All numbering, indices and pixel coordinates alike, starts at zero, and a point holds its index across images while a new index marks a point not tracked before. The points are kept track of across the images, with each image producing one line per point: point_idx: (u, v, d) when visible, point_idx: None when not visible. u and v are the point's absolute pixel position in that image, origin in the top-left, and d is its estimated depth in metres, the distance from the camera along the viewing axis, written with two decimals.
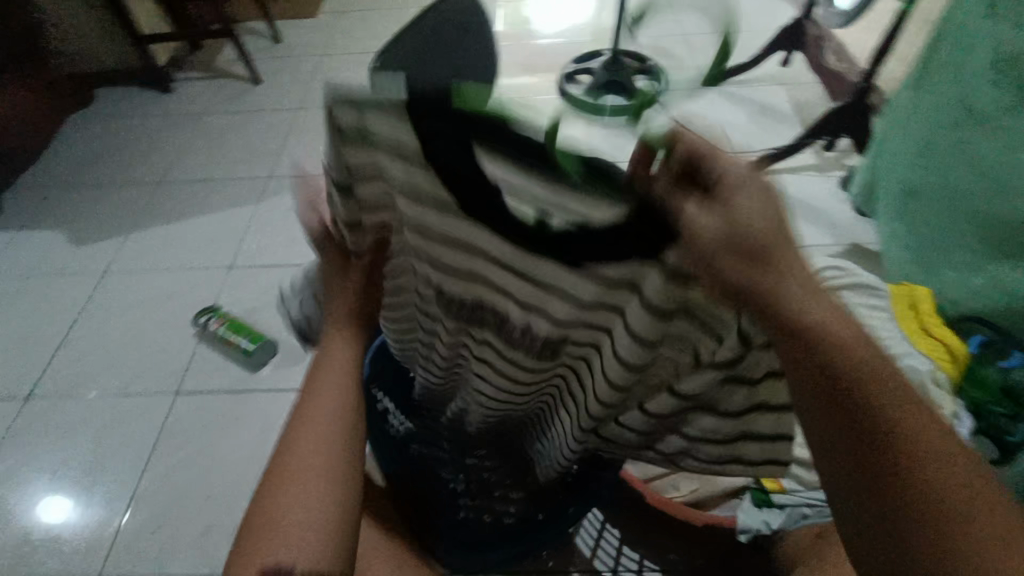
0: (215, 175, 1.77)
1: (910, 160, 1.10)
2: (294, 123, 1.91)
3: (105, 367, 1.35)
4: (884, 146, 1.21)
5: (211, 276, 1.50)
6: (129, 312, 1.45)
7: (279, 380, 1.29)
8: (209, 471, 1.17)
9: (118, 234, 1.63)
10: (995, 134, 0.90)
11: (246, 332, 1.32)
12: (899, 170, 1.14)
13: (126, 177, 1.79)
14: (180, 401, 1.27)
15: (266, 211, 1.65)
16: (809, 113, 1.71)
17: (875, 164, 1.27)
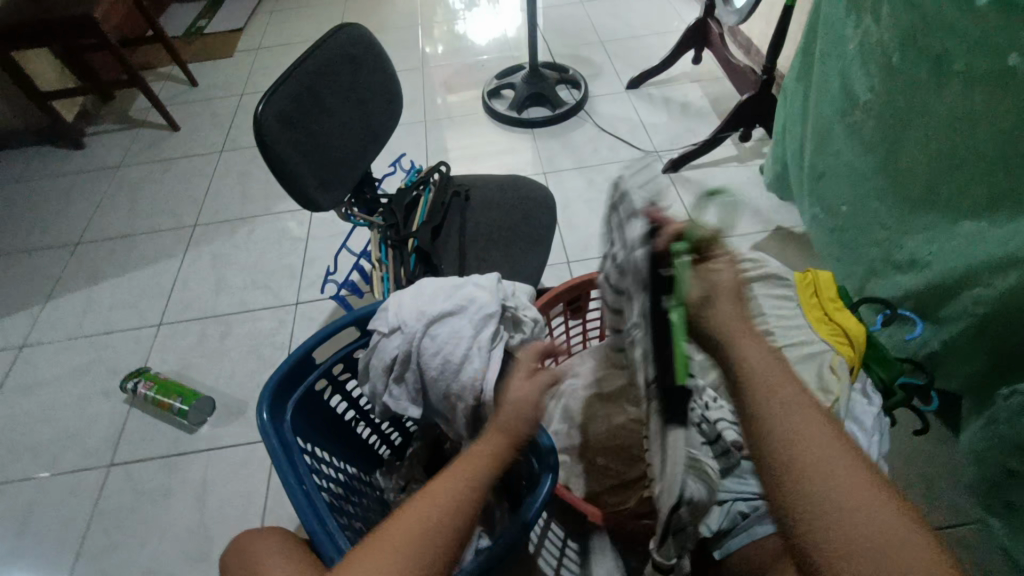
0: (138, 229, 1.69)
1: (848, 135, 0.99)
2: (218, 166, 1.85)
3: (26, 448, 1.26)
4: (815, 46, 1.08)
5: (138, 336, 1.43)
6: (50, 387, 1.36)
7: (219, 436, 1.22)
8: (149, 546, 1.09)
9: (35, 303, 1.54)
10: (983, 80, 0.72)
11: (177, 392, 1.25)
12: (835, 84, 1.01)
13: (41, 242, 1.69)
14: (113, 476, 1.19)
15: (194, 261, 1.59)
16: (724, 106, 1.76)
17: (805, 81, 1.14)
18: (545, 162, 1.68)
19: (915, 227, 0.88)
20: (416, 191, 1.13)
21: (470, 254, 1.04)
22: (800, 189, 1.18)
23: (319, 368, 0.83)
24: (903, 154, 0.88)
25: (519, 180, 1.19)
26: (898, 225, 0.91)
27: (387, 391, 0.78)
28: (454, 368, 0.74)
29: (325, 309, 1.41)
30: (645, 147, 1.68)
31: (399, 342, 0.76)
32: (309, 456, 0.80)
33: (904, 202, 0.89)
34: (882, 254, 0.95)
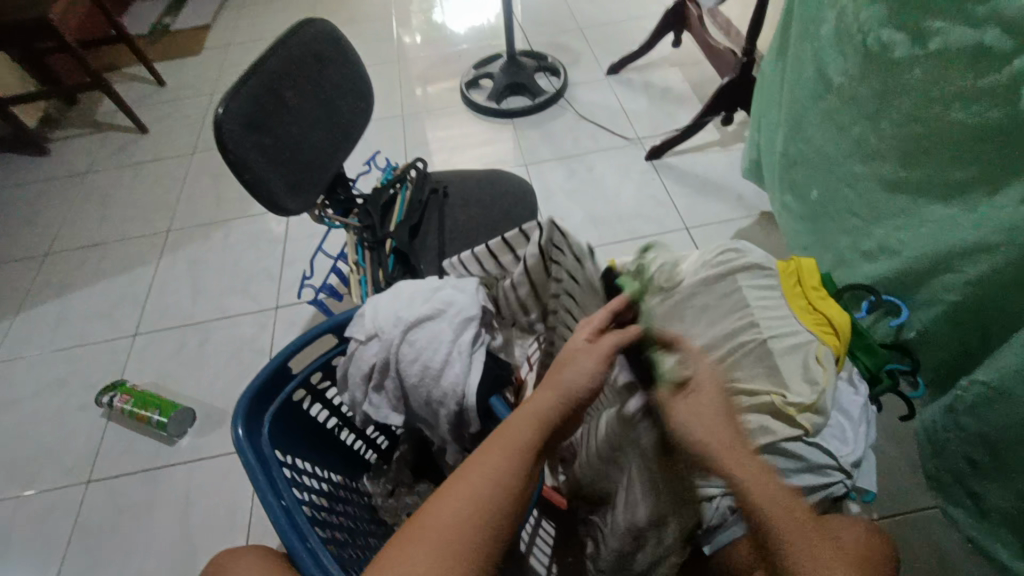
0: (109, 237, 1.64)
1: (820, 122, 0.97)
2: (191, 168, 1.80)
3: (1, 469, 1.22)
4: (791, 28, 1.05)
5: (114, 348, 1.39)
6: (25, 403, 1.32)
7: (201, 447, 1.19)
8: (133, 563, 1.07)
9: (5, 317, 1.49)
10: (959, 60, 0.70)
11: (155, 403, 1.21)
12: (811, 67, 0.98)
13: (9, 253, 1.64)
14: (93, 492, 1.16)
15: (170, 267, 1.54)
16: (705, 90, 1.74)
17: (779, 64, 1.11)
18: (526, 153, 1.65)
19: (884, 217, 0.87)
20: (392, 189, 1.09)
21: (451, 252, 1.01)
22: (774, 176, 1.16)
23: (296, 377, 0.80)
24: (872, 144, 0.86)
25: (498, 174, 1.16)
26: (868, 215, 0.90)
27: (367, 400, 0.76)
28: (434, 373, 0.72)
29: (306, 313, 1.37)
30: (627, 134, 1.65)
31: (378, 349, 0.73)
32: (290, 469, 0.77)
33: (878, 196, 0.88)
34: (851, 241, 0.95)
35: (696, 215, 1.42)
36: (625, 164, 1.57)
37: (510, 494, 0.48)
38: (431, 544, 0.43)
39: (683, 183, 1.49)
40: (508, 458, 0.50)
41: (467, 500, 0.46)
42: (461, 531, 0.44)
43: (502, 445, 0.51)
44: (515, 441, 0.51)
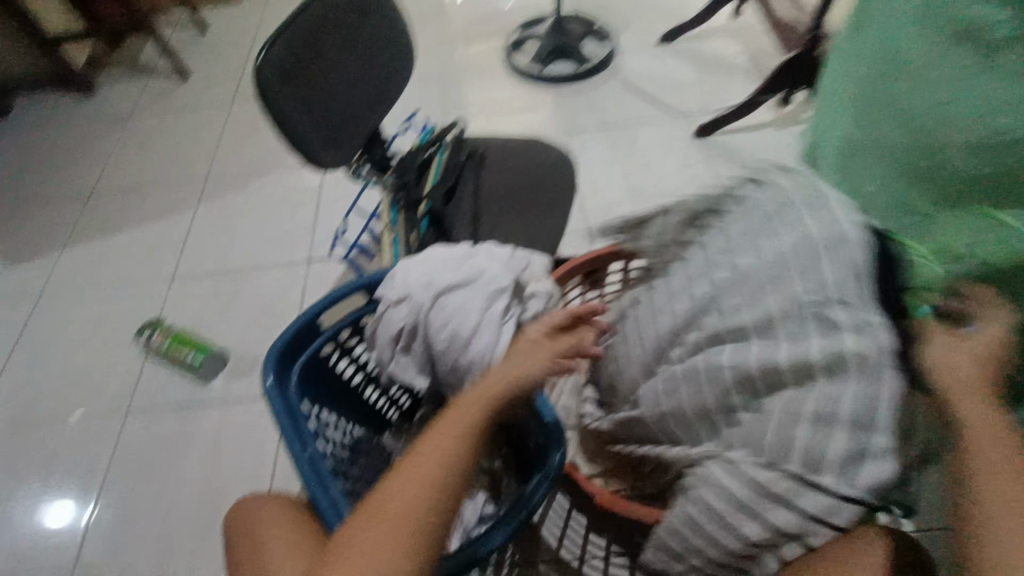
0: (151, 181, 1.67)
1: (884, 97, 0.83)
2: (230, 117, 1.80)
3: (47, 395, 1.29)
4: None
5: (152, 290, 1.43)
6: (70, 335, 1.38)
7: (232, 390, 1.24)
8: (166, 492, 1.13)
9: (53, 251, 1.55)
10: None
11: (191, 345, 1.26)
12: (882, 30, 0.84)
13: (56, 190, 1.69)
14: (130, 424, 1.22)
15: (207, 214, 1.57)
16: (763, 65, 1.63)
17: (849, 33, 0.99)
18: (567, 122, 1.60)
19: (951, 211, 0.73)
20: (429, 150, 1.07)
21: (485, 220, 1.00)
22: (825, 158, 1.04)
23: (326, 332, 0.81)
24: (942, 135, 0.73)
25: (539, 142, 1.12)
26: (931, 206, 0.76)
27: (395, 360, 0.76)
28: (462, 341, 0.71)
29: (336, 270, 1.38)
30: (675, 109, 1.58)
31: (408, 311, 0.73)
32: (315, 420, 0.79)
33: (947, 197, 0.74)
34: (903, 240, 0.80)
35: None
36: (670, 140, 1.51)
37: (462, 469, 0.51)
38: (397, 516, 0.47)
39: (731, 165, 1.43)
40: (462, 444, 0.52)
41: (422, 480, 0.49)
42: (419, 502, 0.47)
43: (458, 421, 0.54)
44: (466, 417, 0.54)
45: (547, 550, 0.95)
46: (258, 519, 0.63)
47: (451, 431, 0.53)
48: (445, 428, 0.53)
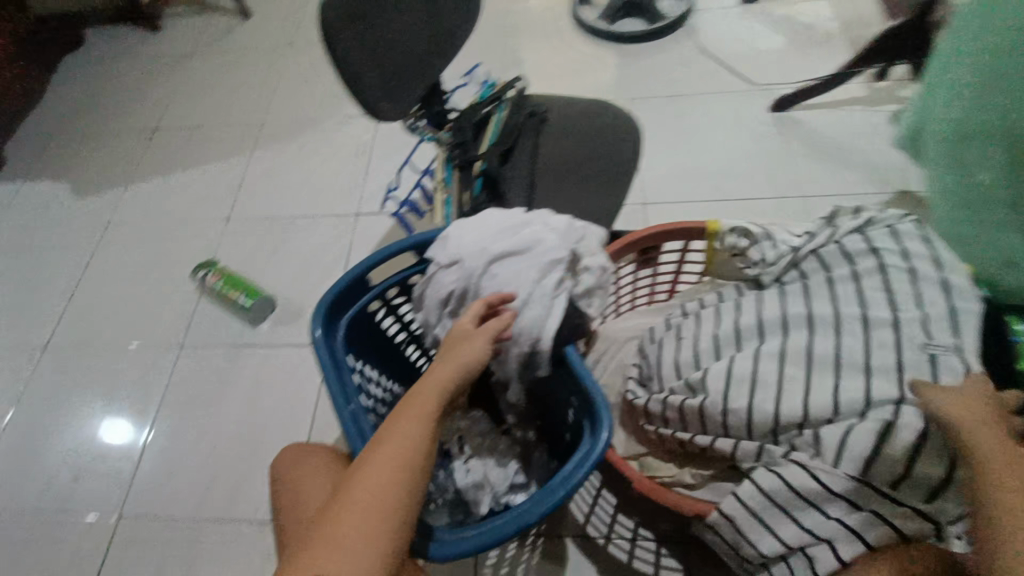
0: (210, 121, 1.69)
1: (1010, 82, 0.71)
2: (287, 61, 1.79)
3: (111, 322, 1.36)
4: None
5: (208, 229, 1.47)
6: (132, 267, 1.45)
7: (278, 335, 1.27)
8: (215, 425, 1.18)
9: (118, 184, 1.61)
10: None
11: (242, 287, 1.29)
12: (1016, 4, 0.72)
13: (122, 125, 1.74)
14: (184, 357, 1.28)
15: (262, 159, 1.58)
16: (858, 33, 1.47)
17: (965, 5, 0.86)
18: (632, 86, 1.50)
19: None
20: (487, 108, 1.02)
21: (541, 186, 0.96)
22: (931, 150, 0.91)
23: (374, 289, 0.80)
24: None
25: (604, 107, 1.05)
26: None
27: (441, 324, 0.74)
28: (512, 310, 0.69)
29: (384, 224, 1.38)
30: (753, 78, 1.45)
31: (458, 276, 0.71)
32: (359, 374, 0.79)
33: None
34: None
35: (816, 183, 1.26)
36: (743, 113, 1.40)
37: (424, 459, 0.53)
38: (355, 515, 0.49)
39: (808, 144, 1.32)
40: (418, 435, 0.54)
41: (388, 470, 0.51)
42: (385, 498, 0.50)
43: (416, 411, 0.55)
44: (425, 408, 0.56)
45: (574, 524, 0.95)
46: (304, 461, 0.66)
47: (408, 424, 0.54)
48: (403, 422, 0.55)
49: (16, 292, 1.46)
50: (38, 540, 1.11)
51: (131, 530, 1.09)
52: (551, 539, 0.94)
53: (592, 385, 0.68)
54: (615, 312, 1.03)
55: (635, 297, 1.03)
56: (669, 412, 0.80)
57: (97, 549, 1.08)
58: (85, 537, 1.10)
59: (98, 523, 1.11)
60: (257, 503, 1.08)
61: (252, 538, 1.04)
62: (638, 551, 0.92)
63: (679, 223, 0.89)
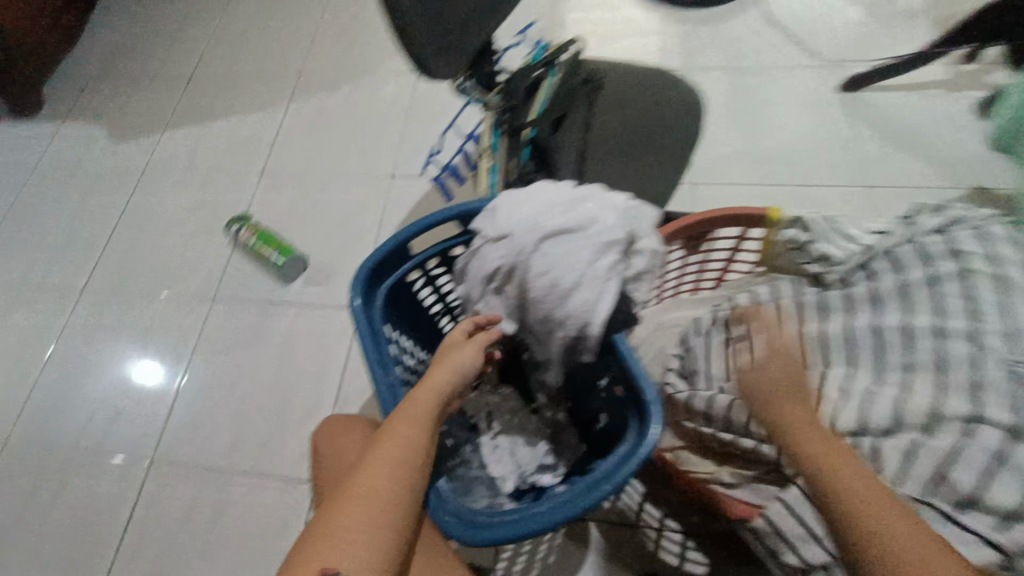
0: (247, 69, 1.65)
1: None
2: (326, 9, 1.71)
3: (147, 271, 1.37)
4: None
5: (243, 182, 1.45)
6: (168, 216, 1.44)
7: (309, 295, 1.26)
8: (244, 380, 1.19)
9: (155, 131, 1.59)
10: None
11: (275, 245, 1.27)
12: None
13: (159, 70, 1.71)
14: (216, 310, 1.28)
15: (297, 113, 1.53)
16: (948, 8, 1.34)
17: None
18: (690, 55, 1.40)
19: None
20: (540, 71, 0.94)
21: (593, 160, 0.90)
22: None
23: (414, 259, 0.77)
24: None
25: (668, 77, 0.97)
26: None
27: (484, 301, 0.72)
28: (562, 292, 0.65)
29: (420, 189, 1.34)
30: (823, 53, 1.34)
31: (506, 252, 0.67)
32: (396, 345, 0.76)
33: None
34: None
35: (881, 174, 1.18)
36: (809, 91, 1.30)
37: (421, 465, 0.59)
38: (360, 511, 0.54)
39: (878, 130, 1.23)
40: (415, 441, 0.59)
41: (389, 472, 0.57)
42: (386, 493, 0.56)
43: (412, 418, 0.61)
44: (422, 416, 0.61)
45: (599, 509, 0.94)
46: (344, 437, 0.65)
47: (407, 431, 0.60)
48: (403, 425, 0.60)
49: (55, 235, 1.47)
50: (77, 476, 1.14)
51: (164, 475, 1.12)
52: (575, 522, 0.93)
53: (643, 382, 0.64)
54: (657, 298, 0.98)
55: (680, 284, 0.98)
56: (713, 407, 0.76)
57: (132, 490, 1.11)
58: (121, 478, 1.13)
59: (133, 465, 1.14)
60: (284, 460, 1.09)
61: (278, 494, 1.06)
62: (662, 542, 0.90)
63: (740, 209, 0.82)
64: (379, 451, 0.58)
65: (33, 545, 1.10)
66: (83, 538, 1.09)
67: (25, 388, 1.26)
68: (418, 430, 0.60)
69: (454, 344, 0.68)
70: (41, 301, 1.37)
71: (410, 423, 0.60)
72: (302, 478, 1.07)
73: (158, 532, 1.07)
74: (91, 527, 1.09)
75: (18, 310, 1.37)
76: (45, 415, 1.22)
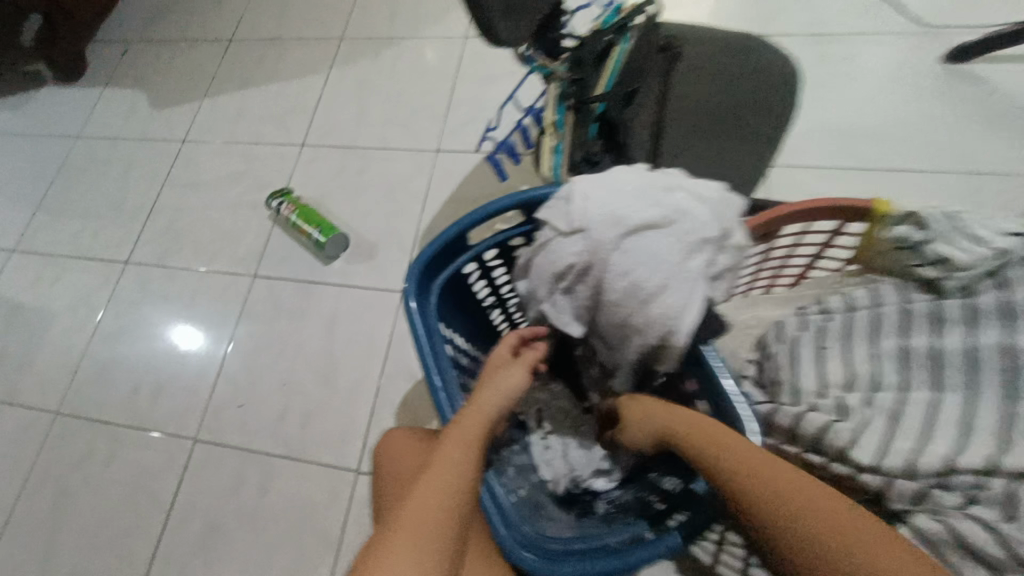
0: (286, 34, 1.58)
1: None
2: None
3: (188, 243, 1.35)
4: None
5: (282, 154, 1.40)
6: (208, 187, 1.41)
7: (350, 275, 1.21)
8: (285, 360, 1.16)
9: (195, 99, 1.54)
10: None
11: (316, 222, 1.22)
12: None
13: (199, 34, 1.65)
14: (257, 287, 1.25)
15: (338, 81, 1.46)
16: None
17: None
18: (768, 18, 1.25)
19: None
20: (611, 36, 0.81)
21: (669, 139, 0.80)
22: None
23: (470, 252, 0.70)
24: None
25: (756, 44, 0.85)
26: None
27: (550, 300, 0.65)
28: (643, 296, 0.58)
29: (466, 166, 1.26)
30: (924, 17, 1.18)
31: (580, 248, 0.59)
32: (450, 342, 0.71)
33: None
34: None
35: (988, 160, 1.04)
36: (905, 63, 1.15)
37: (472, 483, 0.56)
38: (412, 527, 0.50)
39: (986, 109, 1.08)
40: (466, 459, 0.57)
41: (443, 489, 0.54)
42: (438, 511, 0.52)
43: (464, 435, 0.59)
44: (472, 432, 0.59)
45: None
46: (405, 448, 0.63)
47: (458, 449, 0.57)
48: (455, 443, 0.58)
49: (99, 204, 1.45)
50: (121, 449, 1.14)
51: (206, 453, 1.11)
52: None
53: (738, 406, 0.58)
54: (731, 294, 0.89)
55: (755, 279, 0.89)
56: (802, 425, 0.68)
57: (176, 466, 1.11)
58: (165, 453, 1.12)
59: (175, 441, 1.13)
60: (325, 445, 1.07)
61: (320, 480, 1.04)
62: (725, 556, 0.85)
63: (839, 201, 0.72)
64: (432, 468, 0.56)
65: (80, 514, 1.10)
66: (129, 511, 1.09)
67: (71, 358, 1.26)
68: (467, 447, 0.58)
69: (497, 362, 0.69)
70: (85, 271, 1.37)
71: (461, 441, 0.58)
72: (344, 464, 1.04)
73: (201, 511, 1.06)
74: (138, 501, 1.09)
75: (64, 279, 1.37)
76: (90, 386, 1.22)
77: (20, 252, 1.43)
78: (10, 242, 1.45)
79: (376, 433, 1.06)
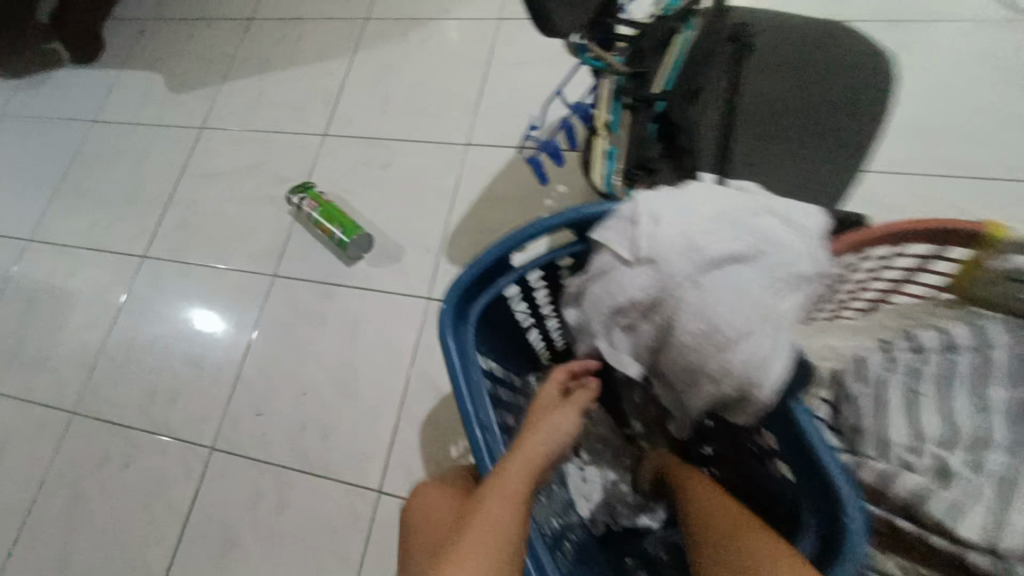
0: (307, 13, 1.48)
1: None
2: None
3: (205, 238, 1.29)
4: None
5: (303, 145, 1.33)
6: (226, 178, 1.34)
7: (373, 278, 1.14)
8: (305, 367, 1.11)
9: (213, 83, 1.47)
10: None
11: (338, 220, 1.15)
12: None
13: (216, 13, 1.57)
14: (276, 287, 1.19)
15: (362, 65, 1.37)
16: None
17: None
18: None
19: None
20: (675, 23, 0.70)
21: (738, 146, 0.70)
22: None
23: (513, 274, 0.62)
24: None
25: (842, 33, 0.73)
26: None
27: (607, 335, 0.57)
28: (721, 342, 0.49)
29: (498, 162, 1.17)
30: None
31: (647, 282, 0.51)
32: (488, 373, 0.64)
33: None
34: None
35: None
36: (998, 51, 1.01)
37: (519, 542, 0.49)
38: None
39: None
40: (513, 517, 0.50)
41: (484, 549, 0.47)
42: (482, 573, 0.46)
43: (507, 487, 0.52)
44: (518, 482, 0.53)
45: None
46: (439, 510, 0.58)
47: (501, 501, 0.51)
48: (497, 494, 0.52)
49: (115, 194, 1.40)
50: (139, 453, 1.11)
51: (223, 463, 1.07)
52: None
53: (839, 476, 0.49)
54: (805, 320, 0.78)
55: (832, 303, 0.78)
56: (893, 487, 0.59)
57: (193, 475, 1.07)
58: (182, 460, 1.09)
59: (192, 448, 1.09)
60: (346, 460, 1.02)
61: (340, 497, 0.99)
62: None
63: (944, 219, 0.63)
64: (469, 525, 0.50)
65: (99, 519, 1.09)
66: (146, 519, 1.06)
67: (89, 356, 1.23)
68: (513, 500, 0.51)
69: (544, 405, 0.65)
70: (102, 264, 1.32)
71: (503, 492, 0.52)
72: (367, 481, 0.99)
73: (217, 525, 1.03)
74: (154, 509, 1.07)
75: (81, 272, 1.33)
76: (109, 385, 1.19)
77: (37, 243, 1.39)
78: (27, 232, 1.41)
79: (399, 450, 1.00)
